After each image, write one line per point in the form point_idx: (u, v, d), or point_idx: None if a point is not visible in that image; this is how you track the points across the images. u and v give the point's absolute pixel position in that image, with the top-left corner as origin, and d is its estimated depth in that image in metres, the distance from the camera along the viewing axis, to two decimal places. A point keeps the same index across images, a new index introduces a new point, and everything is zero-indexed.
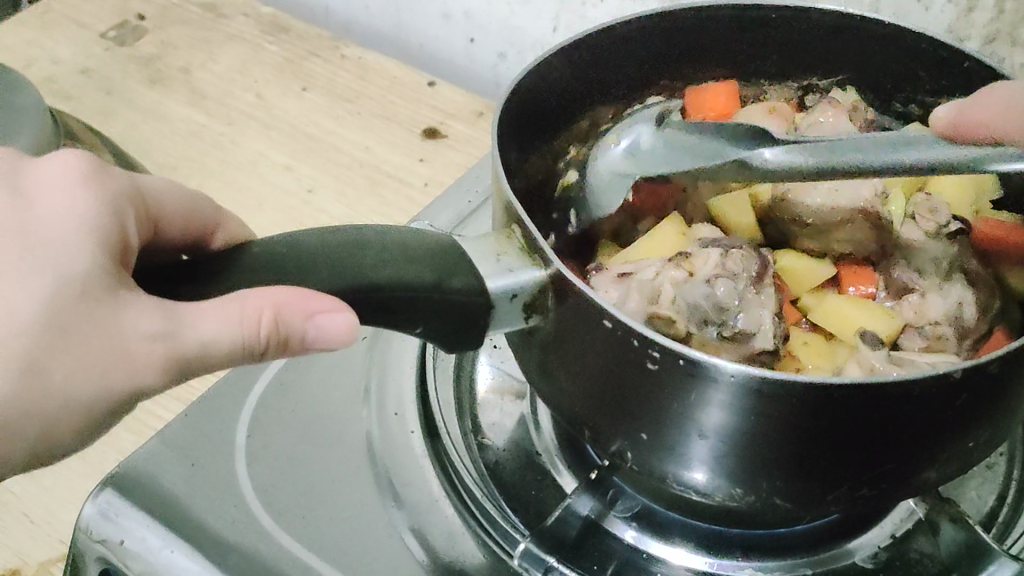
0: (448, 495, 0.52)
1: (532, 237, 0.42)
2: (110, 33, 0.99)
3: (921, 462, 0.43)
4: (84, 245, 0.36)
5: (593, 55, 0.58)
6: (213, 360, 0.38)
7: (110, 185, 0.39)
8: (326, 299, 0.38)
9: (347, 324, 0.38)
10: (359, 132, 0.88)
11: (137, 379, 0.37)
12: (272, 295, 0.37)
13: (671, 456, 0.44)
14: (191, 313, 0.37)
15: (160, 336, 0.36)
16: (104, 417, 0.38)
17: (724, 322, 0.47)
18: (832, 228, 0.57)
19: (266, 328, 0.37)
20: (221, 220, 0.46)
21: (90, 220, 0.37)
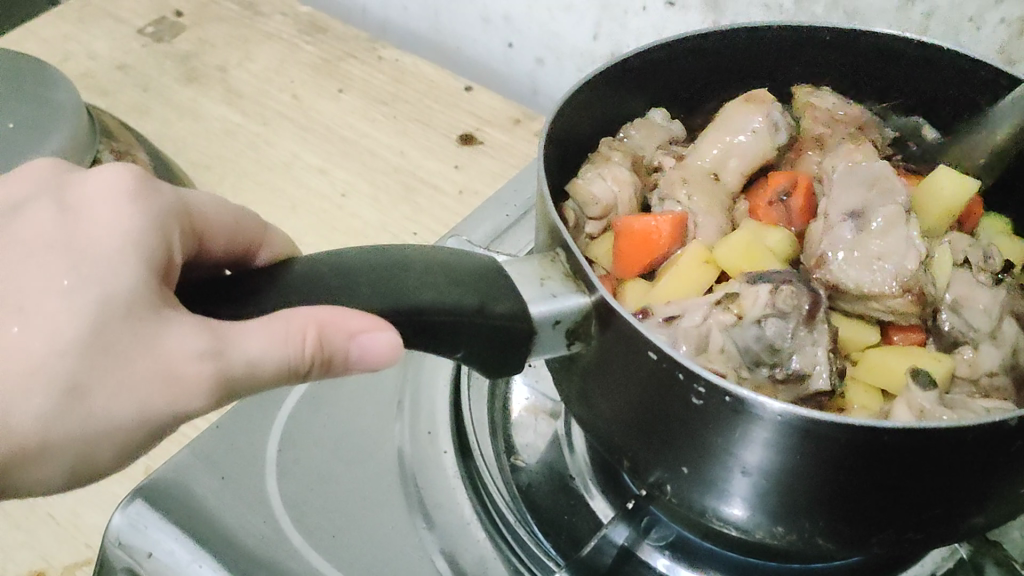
0: (479, 518, 0.51)
1: (578, 261, 0.42)
2: (147, 29, 0.98)
3: (969, 507, 0.42)
4: (131, 261, 0.36)
5: (640, 73, 0.57)
6: (258, 380, 0.37)
7: (159, 202, 0.39)
8: (368, 318, 0.37)
9: (391, 344, 0.37)
10: (395, 136, 0.87)
11: (183, 402, 0.36)
12: (314, 314, 0.36)
13: (712, 491, 0.43)
14: (236, 333, 0.36)
15: (207, 356, 0.35)
16: (148, 440, 0.37)
17: (777, 363, 0.47)
18: (873, 298, 0.51)
19: (310, 348, 0.36)
20: (266, 236, 0.45)
21: (137, 235, 0.36)
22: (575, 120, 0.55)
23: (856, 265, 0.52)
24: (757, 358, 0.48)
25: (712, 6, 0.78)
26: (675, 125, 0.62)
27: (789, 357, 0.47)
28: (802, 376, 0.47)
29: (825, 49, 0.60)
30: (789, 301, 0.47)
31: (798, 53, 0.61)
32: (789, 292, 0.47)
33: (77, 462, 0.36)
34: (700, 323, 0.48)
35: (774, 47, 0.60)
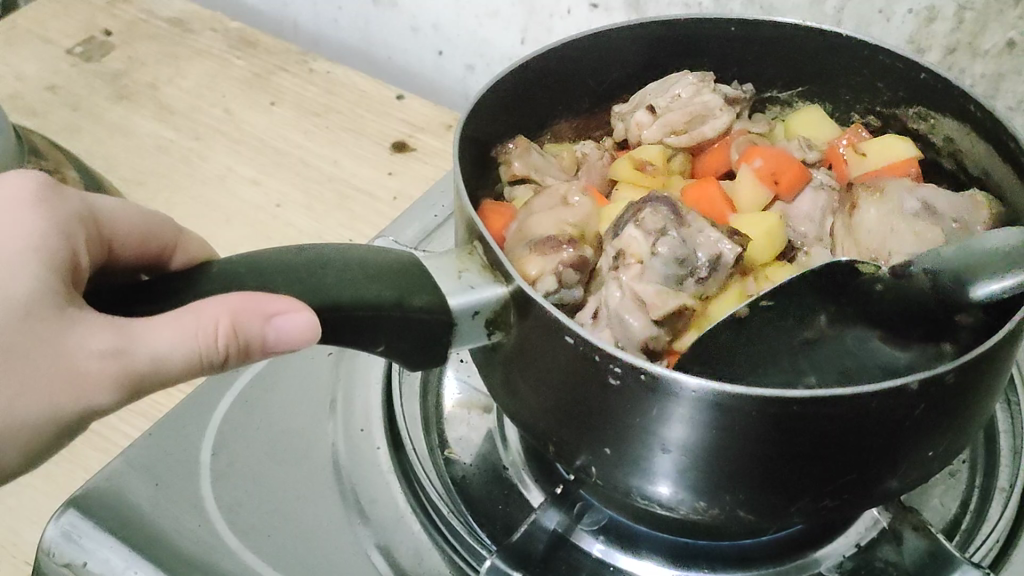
0: (413, 511, 0.52)
1: (493, 253, 0.43)
2: (76, 48, 0.98)
3: (882, 473, 0.43)
4: (31, 265, 0.37)
5: (550, 71, 0.59)
6: (172, 373, 0.38)
7: (61, 206, 0.40)
8: (283, 300, 0.37)
9: (306, 325, 0.37)
10: (328, 146, 0.88)
11: (88, 398, 0.37)
12: (227, 304, 0.37)
13: (635, 470, 0.44)
14: (146, 328, 0.36)
15: (110, 354, 0.36)
16: (54, 435, 0.38)
17: (694, 269, 0.52)
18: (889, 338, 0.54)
19: (224, 338, 0.37)
20: (180, 240, 0.45)
21: (39, 240, 0.38)
22: (490, 116, 0.56)
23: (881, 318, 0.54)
24: (678, 276, 0.52)
25: (633, 6, 0.80)
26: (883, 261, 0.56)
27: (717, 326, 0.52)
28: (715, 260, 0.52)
29: (732, 43, 0.62)
30: (657, 220, 0.52)
31: (705, 46, 0.63)
32: (653, 214, 0.52)
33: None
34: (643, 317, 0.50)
35: (682, 42, 0.62)
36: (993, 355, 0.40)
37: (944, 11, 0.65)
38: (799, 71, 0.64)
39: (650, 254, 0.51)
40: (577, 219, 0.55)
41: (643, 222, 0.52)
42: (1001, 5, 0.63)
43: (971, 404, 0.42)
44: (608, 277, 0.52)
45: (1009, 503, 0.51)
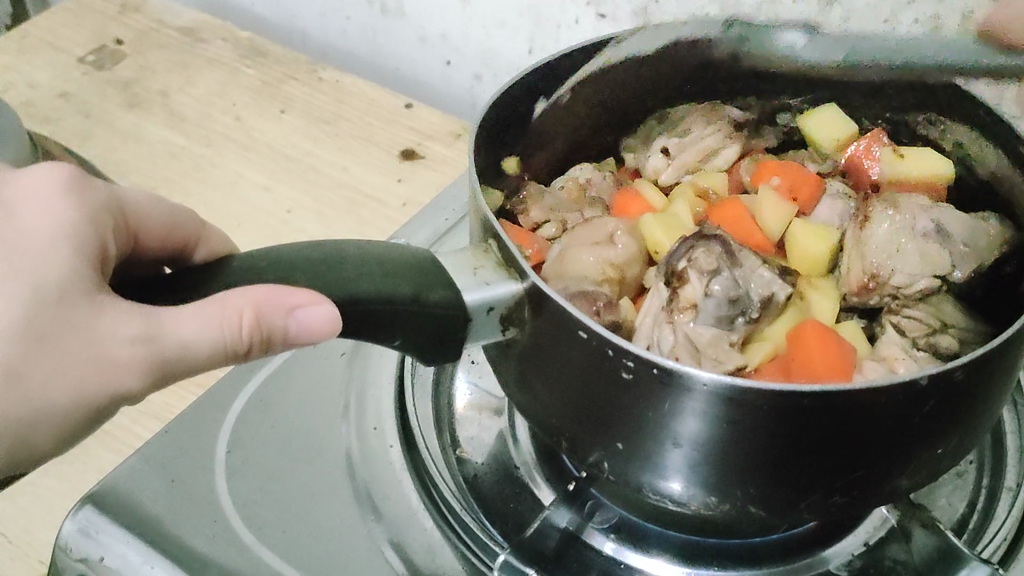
0: (426, 508, 0.52)
1: (510, 250, 0.43)
2: (88, 57, 0.99)
3: (892, 470, 0.43)
4: (60, 251, 0.38)
5: (565, 77, 0.59)
6: (197, 362, 0.39)
7: (92, 195, 0.41)
8: (303, 292, 0.38)
9: (326, 316, 0.38)
10: (338, 153, 0.89)
11: (116, 382, 0.38)
12: (251, 294, 0.38)
13: (647, 466, 0.44)
14: (172, 316, 0.37)
15: (139, 340, 0.37)
16: (85, 419, 0.39)
17: (745, 310, 0.50)
18: (916, 331, 0.52)
19: (248, 328, 0.38)
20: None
21: (69, 228, 0.39)
22: (508, 120, 0.57)
23: (906, 320, 0.53)
24: (729, 318, 0.49)
25: (641, 15, 0.81)
26: (908, 258, 0.55)
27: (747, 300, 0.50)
28: (767, 300, 0.50)
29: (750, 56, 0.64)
30: (710, 262, 0.50)
31: (724, 62, 0.64)
32: (706, 255, 0.50)
33: (19, 441, 0.39)
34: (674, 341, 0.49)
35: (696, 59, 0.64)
36: (1001, 353, 0.41)
37: (949, 19, 0.66)
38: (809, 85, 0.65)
39: (702, 297, 0.49)
40: (619, 259, 0.54)
41: (695, 266, 0.50)
42: None
43: (980, 402, 0.43)
44: (660, 320, 0.50)
45: (1016, 502, 0.52)
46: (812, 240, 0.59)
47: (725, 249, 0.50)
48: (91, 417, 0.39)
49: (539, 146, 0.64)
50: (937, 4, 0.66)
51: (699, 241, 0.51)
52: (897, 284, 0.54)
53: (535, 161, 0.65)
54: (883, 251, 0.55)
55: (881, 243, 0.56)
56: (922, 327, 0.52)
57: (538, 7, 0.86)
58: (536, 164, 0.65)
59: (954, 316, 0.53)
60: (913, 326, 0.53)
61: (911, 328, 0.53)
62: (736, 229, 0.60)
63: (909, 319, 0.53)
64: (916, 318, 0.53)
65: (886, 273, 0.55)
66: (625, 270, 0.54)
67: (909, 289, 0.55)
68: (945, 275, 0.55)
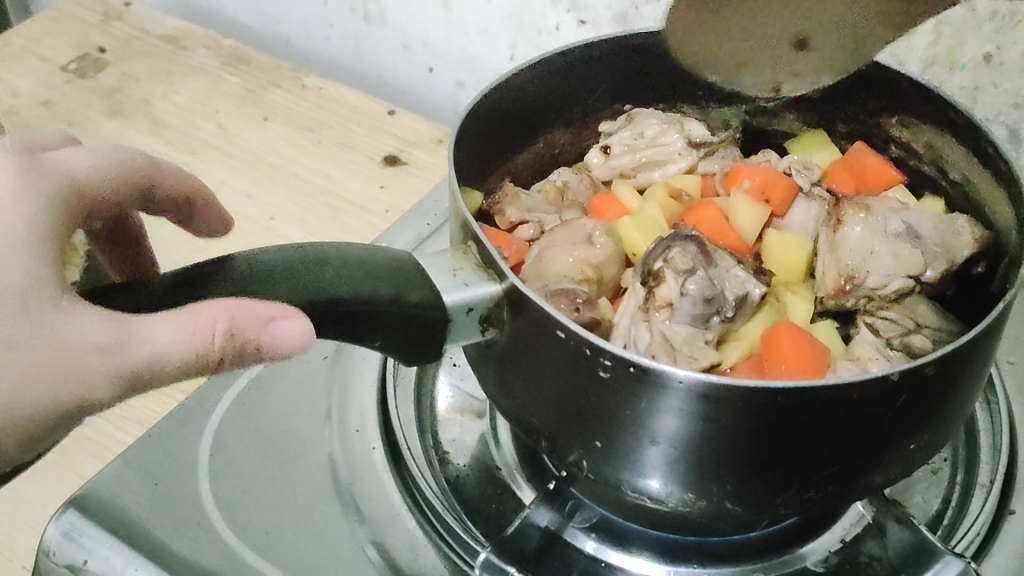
0: (409, 509, 0.53)
1: (488, 252, 0.44)
2: (70, 65, 0.99)
3: (865, 466, 0.44)
4: (24, 254, 0.38)
5: (544, 81, 0.60)
6: (168, 372, 0.39)
7: (43, 184, 0.41)
8: (276, 306, 0.39)
9: (298, 330, 0.38)
10: (321, 160, 0.89)
11: (89, 387, 0.38)
12: (225, 306, 0.38)
13: (625, 464, 0.45)
14: (144, 325, 0.38)
15: (109, 347, 0.37)
16: (54, 426, 0.39)
17: (720, 308, 0.50)
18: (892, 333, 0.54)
19: (221, 339, 0.38)
20: (155, 177, 0.50)
21: (29, 227, 0.39)
22: (488, 124, 0.57)
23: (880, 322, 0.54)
24: (705, 316, 0.50)
25: (620, 21, 0.82)
26: (882, 263, 0.56)
27: (722, 298, 0.50)
28: (742, 299, 0.51)
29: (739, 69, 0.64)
30: (686, 261, 0.50)
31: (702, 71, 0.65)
32: (681, 254, 0.50)
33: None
34: (650, 337, 0.50)
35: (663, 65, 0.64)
36: (970, 349, 0.42)
37: (922, 25, 0.67)
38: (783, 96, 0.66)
39: (679, 296, 0.50)
40: (598, 259, 0.54)
41: (671, 265, 0.50)
42: (977, 19, 0.65)
43: (951, 398, 0.44)
44: (635, 317, 0.51)
45: (990, 498, 0.53)
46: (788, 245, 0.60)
47: (702, 249, 0.51)
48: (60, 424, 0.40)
49: (519, 150, 0.64)
50: None
51: (677, 241, 0.51)
52: (872, 285, 0.55)
53: (515, 165, 0.65)
54: (858, 253, 0.56)
55: (854, 247, 0.56)
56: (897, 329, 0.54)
57: (519, 14, 0.87)
58: (517, 167, 0.66)
59: (927, 316, 0.54)
60: (889, 331, 0.54)
61: (885, 332, 0.54)
62: (713, 228, 0.60)
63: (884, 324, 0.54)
64: (892, 320, 0.54)
65: (862, 274, 0.55)
66: (605, 271, 0.54)
67: (883, 290, 0.55)
68: (918, 274, 0.56)
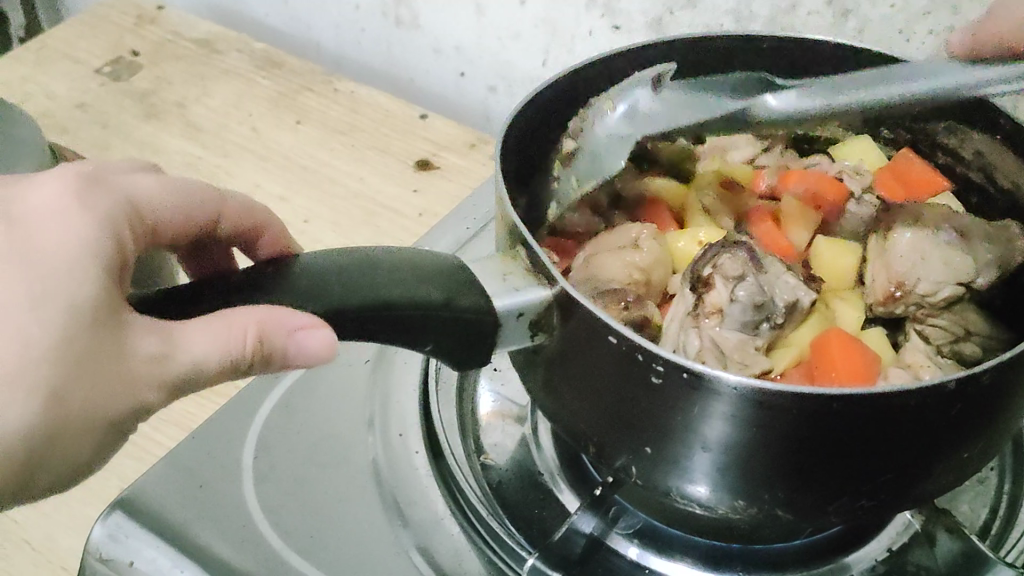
0: (452, 513, 0.52)
1: (538, 256, 0.44)
2: (105, 69, 1.00)
3: (917, 475, 0.44)
4: (89, 267, 0.38)
5: (588, 86, 0.60)
6: (207, 377, 0.39)
7: (104, 206, 0.41)
8: (304, 313, 0.39)
9: (326, 340, 0.39)
10: (354, 164, 0.89)
11: (141, 396, 0.38)
12: (255, 313, 0.38)
13: (674, 470, 0.45)
14: (184, 332, 0.38)
15: (156, 355, 0.37)
16: (106, 439, 0.39)
17: (770, 314, 0.50)
18: (943, 339, 0.53)
19: (251, 347, 0.38)
20: (222, 210, 0.50)
21: (93, 241, 0.39)
22: (533, 129, 0.57)
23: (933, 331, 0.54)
24: (754, 323, 0.50)
25: (656, 26, 0.82)
26: (934, 268, 0.55)
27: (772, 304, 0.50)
28: (793, 305, 0.51)
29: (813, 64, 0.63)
30: (736, 267, 0.50)
31: None
32: (730, 260, 0.50)
33: (57, 463, 0.39)
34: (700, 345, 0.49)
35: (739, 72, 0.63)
36: None
37: None
38: None
39: (729, 302, 0.49)
40: (645, 264, 0.54)
41: (721, 271, 0.50)
42: None
43: (1006, 407, 0.43)
44: (685, 324, 0.50)
45: None
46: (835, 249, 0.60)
47: (751, 257, 0.51)
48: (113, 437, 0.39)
49: None
50: (953, 15, 0.66)
51: (725, 247, 0.51)
52: (923, 292, 0.54)
53: None
54: (912, 258, 0.55)
55: (905, 253, 0.55)
56: (949, 337, 0.53)
57: (553, 19, 0.87)
58: None
59: (978, 323, 0.54)
60: (937, 337, 0.54)
61: (934, 338, 0.54)
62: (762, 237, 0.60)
63: (934, 331, 0.54)
64: (940, 326, 0.54)
65: (910, 281, 0.54)
66: (651, 273, 0.54)
67: (933, 297, 0.54)
68: (968, 282, 0.55)
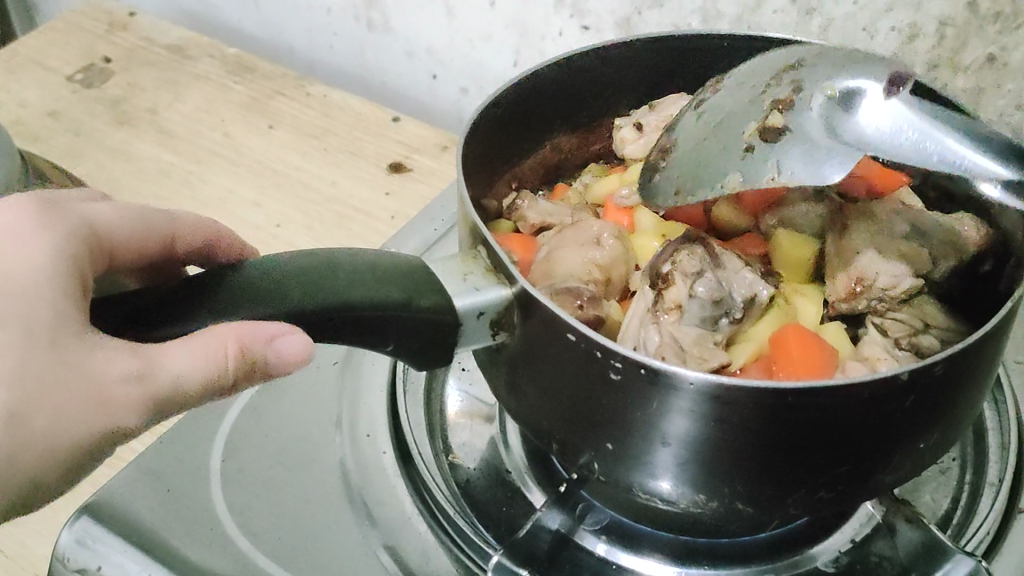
0: (419, 512, 0.53)
1: (497, 256, 0.44)
2: (76, 75, 1.00)
3: (875, 465, 0.44)
4: (54, 291, 0.37)
5: (551, 85, 0.60)
6: (187, 397, 0.39)
7: (61, 224, 0.41)
8: (273, 324, 0.39)
9: (303, 344, 0.39)
10: (327, 168, 0.90)
11: (118, 419, 0.38)
12: (233, 328, 0.39)
13: (636, 466, 0.45)
14: (164, 352, 0.38)
15: (137, 379, 0.38)
16: (82, 460, 0.39)
17: (729, 310, 0.51)
18: (903, 330, 0.54)
19: (232, 361, 0.39)
20: (174, 231, 0.48)
21: (55, 260, 0.39)
22: (496, 129, 0.58)
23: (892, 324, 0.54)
24: (714, 318, 0.51)
25: (624, 26, 0.82)
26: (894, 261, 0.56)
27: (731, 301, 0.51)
28: (751, 300, 0.51)
29: None
30: (694, 265, 0.51)
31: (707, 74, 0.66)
32: (689, 259, 0.52)
33: (31, 482, 0.39)
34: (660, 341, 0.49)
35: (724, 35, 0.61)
36: (979, 348, 0.42)
37: (925, 27, 0.67)
38: None
39: (688, 299, 0.51)
40: (604, 258, 0.55)
41: (680, 268, 0.51)
42: (979, 21, 0.65)
43: (960, 397, 0.44)
44: (644, 320, 0.51)
45: (999, 497, 0.53)
46: (795, 243, 0.60)
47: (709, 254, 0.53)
48: (84, 459, 0.40)
49: (527, 154, 0.64)
50: (913, 13, 0.67)
51: (681, 245, 0.53)
52: (883, 286, 0.55)
53: (523, 170, 0.65)
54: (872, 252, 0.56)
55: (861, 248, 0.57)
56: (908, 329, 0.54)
57: (522, 21, 0.88)
58: (524, 172, 0.66)
59: (936, 317, 0.55)
60: (896, 328, 0.54)
61: (893, 329, 0.54)
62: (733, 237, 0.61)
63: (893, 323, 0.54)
64: (899, 320, 0.54)
65: (871, 275, 0.55)
66: (610, 270, 0.55)
67: (893, 289, 0.55)
68: (926, 272, 0.56)
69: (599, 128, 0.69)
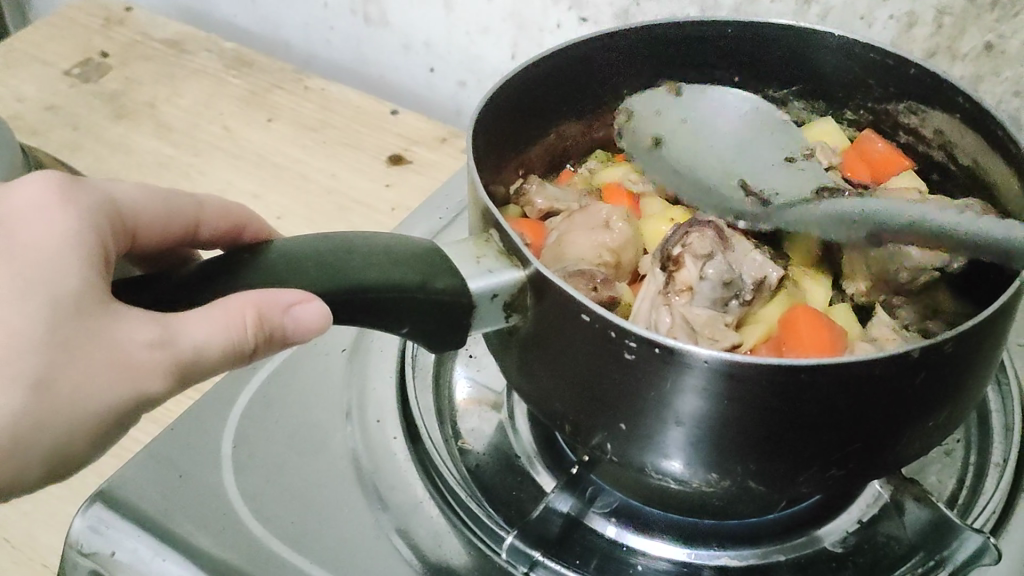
0: (431, 497, 0.53)
1: (510, 238, 0.44)
2: (73, 70, 1.00)
3: (885, 443, 0.45)
4: (73, 265, 0.38)
5: (557, 72, 0.60)
6: (208, 365, 0.39)
7: (83, 200, 0.42)
8: (292, 291, 0.39)
9: (322, 312, 0.39)
10: (327, 160, 0.90)
11: (142, 387, 0.38)
12: (251, 296, 0.39)
13: (648, 446, 0.46)
14: (183, 320, 0.38)
15: (158, 344, 0.38)
16: (105, 432, 0.39)
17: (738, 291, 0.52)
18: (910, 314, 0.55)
19: (252, 329, 0.39)
20: (198, 219, 0.49)
21: (73, 238, 0.40)
22: (504, 117, 0.58)
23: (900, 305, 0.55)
24: (723, 299, 0.52)
25: (622, 17, 0.83)
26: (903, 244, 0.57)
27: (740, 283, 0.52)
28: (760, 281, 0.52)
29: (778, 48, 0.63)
30: (704, 246, 0.51)
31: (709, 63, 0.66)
32: (700, 240, 0.51)
33: (54, 457, 0.39)
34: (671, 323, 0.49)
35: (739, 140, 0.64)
36: (988, 325, 0.43)
37: (924, 15, 0.68)
38: (792, 88, 0.67)
39: (698, 280, 0.51)
40: (615, 243, 0.55)
41: (691, 250, 0.51)
42: (978, 9, 0.65)
43: (968, 374, 0.44)
44: (654, 302, 0.51)
45: (1004, 476, 0.53)
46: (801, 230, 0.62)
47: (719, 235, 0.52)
48: (106, 431, 0.39)
49: (533, 143, 0.65)
50: (912, 2, 0.67)
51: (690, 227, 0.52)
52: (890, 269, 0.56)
53: (529, 157, 0.66)
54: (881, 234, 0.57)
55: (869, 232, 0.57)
56: None
57: (520, 13, 0.88)
58: (530, 160, 0.66)
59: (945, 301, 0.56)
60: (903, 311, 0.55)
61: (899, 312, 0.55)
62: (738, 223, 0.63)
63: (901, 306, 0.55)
64: None
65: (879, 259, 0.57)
66: (619, 255, 0.55)
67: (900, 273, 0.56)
68: None
69: (602, 117, 0.69)
